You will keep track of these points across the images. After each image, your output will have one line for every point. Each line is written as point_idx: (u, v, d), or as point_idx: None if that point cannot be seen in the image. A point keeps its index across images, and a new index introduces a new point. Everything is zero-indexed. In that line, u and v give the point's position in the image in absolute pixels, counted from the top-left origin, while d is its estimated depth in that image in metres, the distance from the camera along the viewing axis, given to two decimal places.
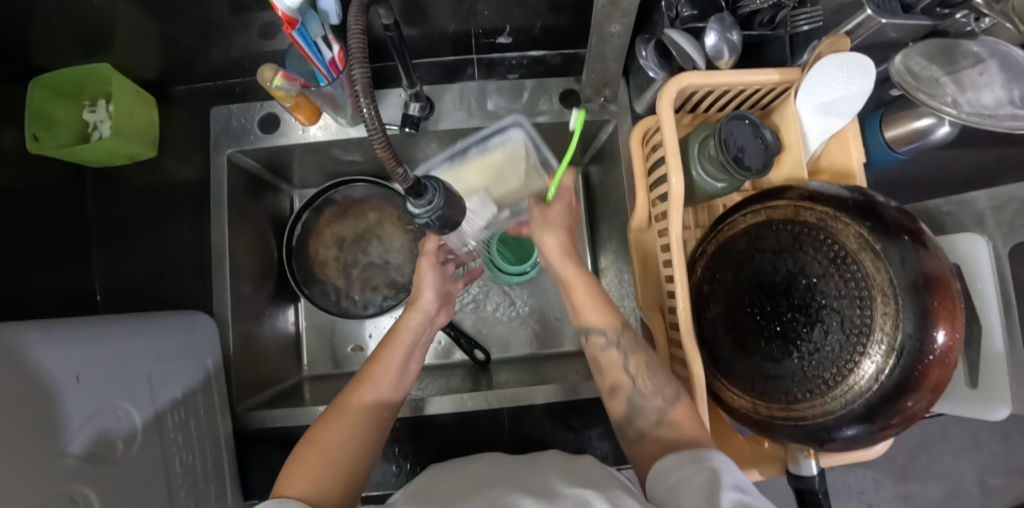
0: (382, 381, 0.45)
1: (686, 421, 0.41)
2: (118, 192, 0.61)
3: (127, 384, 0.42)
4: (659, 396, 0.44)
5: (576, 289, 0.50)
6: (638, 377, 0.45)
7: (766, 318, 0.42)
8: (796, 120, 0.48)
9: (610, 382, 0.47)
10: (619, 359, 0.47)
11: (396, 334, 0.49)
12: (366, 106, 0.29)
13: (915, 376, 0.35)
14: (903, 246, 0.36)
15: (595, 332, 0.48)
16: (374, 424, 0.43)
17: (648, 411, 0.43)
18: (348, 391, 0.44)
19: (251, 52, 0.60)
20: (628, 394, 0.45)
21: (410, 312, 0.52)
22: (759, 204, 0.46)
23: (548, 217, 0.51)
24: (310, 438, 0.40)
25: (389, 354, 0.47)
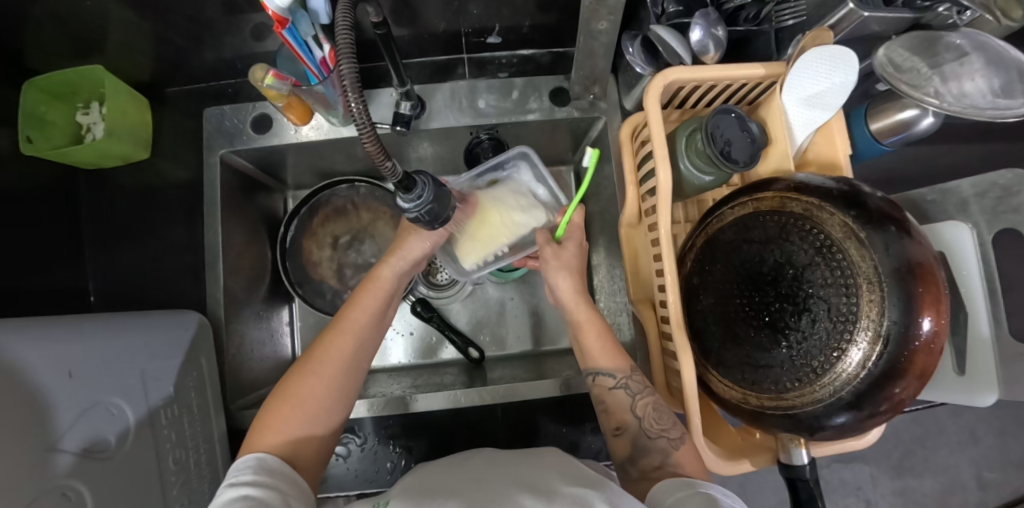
0: (356, 326, 0.46)
1: (692, 462, 0.43)
2: (111, 193, 0.62)
3: (119, 382, 0.42)
4: (664, 437, 0.44)
5: (588, 327, 0.50)
6: (645, 418, 0.46)
7: (755, 308, 0.42)
8: (782, 113, 0.49)
9: (616, 422, 0.47)
10: (627, 400, 0.47)
11: (374, 280, 0.50)
12: (355, 103, 0.29)
13: (900, 362, 0.36)
14: (888, 235, 0.38)
15: (604, 374, 0.48)
16: (351, 373, 0.45)
17: (653, 453, 0.44)
18: (321, 338, 0.46)
19: (243, 53, 0.60)
20: (636, 434, 0.46)
21: (391, 260, 0.51)
22: (747, 197, 0.47)
23: (561, 256, 0.51)
24: (283, 390, 0.43)
25: (365, 300, 0.48)
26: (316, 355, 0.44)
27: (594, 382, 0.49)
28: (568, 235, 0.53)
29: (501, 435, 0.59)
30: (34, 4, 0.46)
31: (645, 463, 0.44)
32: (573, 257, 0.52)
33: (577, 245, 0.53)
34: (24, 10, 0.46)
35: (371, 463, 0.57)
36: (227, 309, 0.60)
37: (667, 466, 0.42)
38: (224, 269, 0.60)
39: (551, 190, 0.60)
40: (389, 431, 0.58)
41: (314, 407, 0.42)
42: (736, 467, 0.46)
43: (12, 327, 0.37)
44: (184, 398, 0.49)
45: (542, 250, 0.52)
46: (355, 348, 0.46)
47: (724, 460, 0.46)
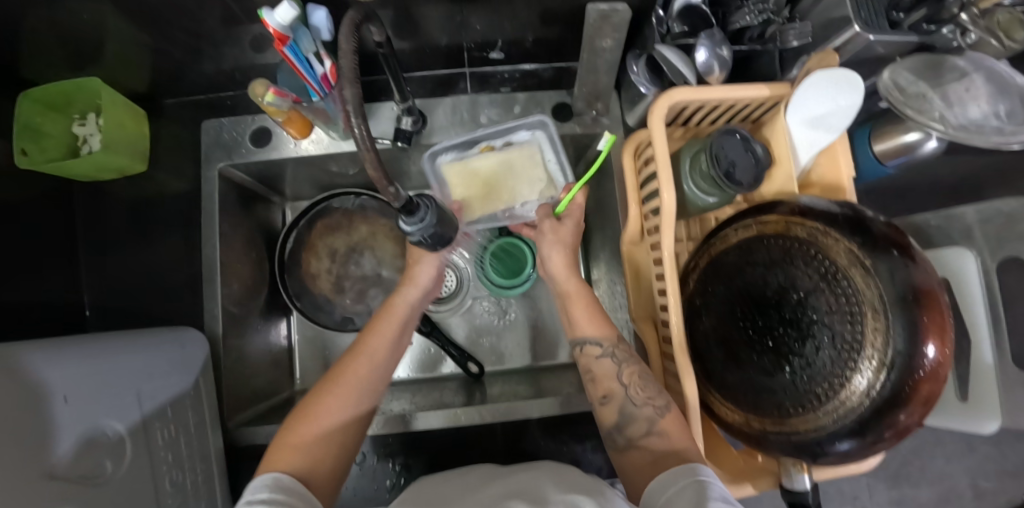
0: (374, 353, 0.47)
1: (677, 429, 0.42)
2: (107, 206, 0.61)
3: (116, 402, 0.42)
4: (650, 405, 0.44)
5: (576, 300, 0.51)
6: (632, 386, 0.46)
7: (758, 331, 0.43)
8: (786, 133, 0.48)
9: (601, 391, 0.47)
10: (614, 368, 0.47)
11: (391, 308, 0.51)
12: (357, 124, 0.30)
13: (903, 390, 0.35)
14: (893, 261, 0.37)
15: (592, 344, 0.49)
16: (366, 399, 0.45)
17: (639, 421, 0.44)
18: (340, 363, 0.46)
19: (243, 65, 0.60)
20: (622, 401, 0.45)
21: (408, 287, 0.52)
22: (751, 219, 0.47)
23: (559, 231, 0.53)
24: (302, 411, 0.42)
25: (382, 327, 0.49)
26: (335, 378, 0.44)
27: (581, 352, 0.50)
28: (567, 213, 0.54)
29: (501, 453, 0.58)
30: (31, 16, 0.45)
31: (631, 430, 0.44)
32: (568, 231, 0.53)
33: (575, 218, 0.54)
34: (21, 21, 0.45)
35: (370, 481, 0.57)
36: (225, 323, 0.59)
37: (653, 434, 0.42)
38: (222, 283, 0.59)
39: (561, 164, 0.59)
40: (389, 448, 0.57)
41: (331, 430, 0.41)
42: (738, 491, 0.46)
43: (7, 348, 0.36)
44: (179, 416, 0.48)
45: (541, 223, 0.54)
46: (371, 374, 0.46)
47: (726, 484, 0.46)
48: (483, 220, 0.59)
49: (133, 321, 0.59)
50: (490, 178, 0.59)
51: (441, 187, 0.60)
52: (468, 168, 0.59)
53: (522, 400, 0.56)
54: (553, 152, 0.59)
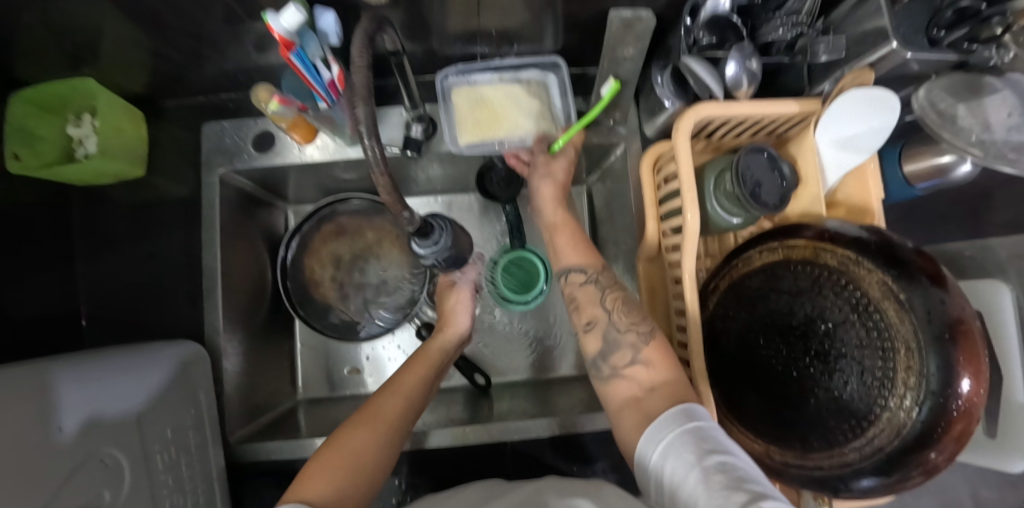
0: (407, 391, 0.48)
1: (663, 364, 0.40)
2: (105, 213, 0.59)
3: (116, 428, 0.40)
4: (634, 330, 0.43)
5: (563, 228, 0.52)
6: (614, 312, 0.45)
7: (782, 363, 0.41)
8: (815, 153, 0.46)
9: (587, 317, 0.46)
10: (596, 295, 0.46)
11: (425, 352, 0.55)
12: (370, 142, 0.29)
13: (936, 431, 0.33)
14: (929, 293, 0.34)
15: (576, 269, 0.48)
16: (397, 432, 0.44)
17: (623, 350, 0.42)
18: (374, 398, 0.47)
19: (246, 65, 0.57)
20: (605, 327, 0.44)
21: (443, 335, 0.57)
22: (776, 242, 0.45)
23: (552, 165, 0.54)
24: (330, 441, 0.41)
25: (417, 367, 0.52)
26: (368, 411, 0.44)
27: (565, 283, 0.49)
28: (562, 149, 0.54)
29: (510, 470, 0.57)
30: (22, 16, 0.42)
31: (616, 358, 0.42)
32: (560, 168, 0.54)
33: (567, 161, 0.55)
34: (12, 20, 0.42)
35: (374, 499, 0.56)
36: (227, 335, 0.57)
37: (638, 363, 0.41)
38: (224, 293, 0.57)
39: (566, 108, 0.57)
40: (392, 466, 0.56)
41: (356, 463, 0.39)
42: None
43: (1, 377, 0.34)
44: (179, 438, 0.46)
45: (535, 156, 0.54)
46: (401, 412, 0.46)
47: None
48: (483, 146, 0.55)
49: (132, 332, 0.57)
50: (496, 106, 0.54)
51: (446, 108, 0.56)
52: (474, 94, 0.54)
53: (517, 419, 0.55)
54: (560, 94, 0.57)
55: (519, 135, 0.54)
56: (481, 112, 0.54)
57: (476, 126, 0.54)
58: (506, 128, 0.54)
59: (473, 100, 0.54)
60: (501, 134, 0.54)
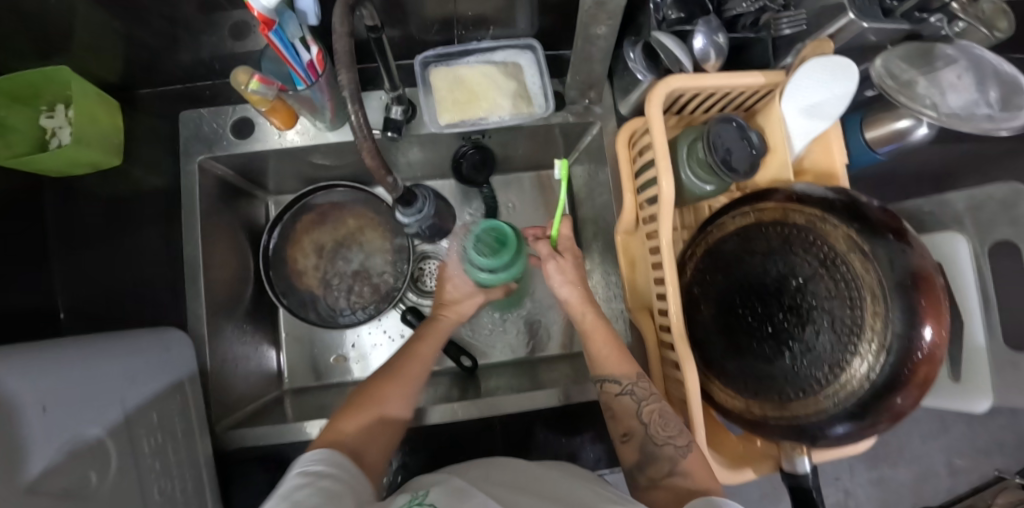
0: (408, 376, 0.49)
1: (699, 469, 0.42)
2: (79, 204, 0.58)
3: (100, 410, 0.39)
4: (672, 444, 0.44)
5: (595, 334, 0.51)
6: (651, 425, 0.46)
7: (758, 320, 0.43)
8: (780, 122, 0.48)
9: (623, 429, 0.47)
10: (633, 406, 0.47)
11: (427, 332, 0.54)
12: (356, 112, 0.30)
13: (903, 372, 0.35)
14: (890, 245, 0.37)
15: (610, 379, 0.49)
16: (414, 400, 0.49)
17: (661, 460, 0.43)
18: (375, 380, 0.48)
19: (223, 53, 0.57)
20: (642, 440, 0.45)
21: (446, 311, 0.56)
22: (748, 206, 0.46)
23: (564, 267, 0.54)
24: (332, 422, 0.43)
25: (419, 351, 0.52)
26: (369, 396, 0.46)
27: (599, 386, 0.50)
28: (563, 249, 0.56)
29: (500, 446, 0.57)
30: None
31: (653, 470, 0.44)
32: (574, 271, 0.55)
33: (574, 255, 0.57)
34: None
35: None
36: (211, 323, 0.57)
37: (676, 475, 0.42)
38: (206, 281, 0.57)
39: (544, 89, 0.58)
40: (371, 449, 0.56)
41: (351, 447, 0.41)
42: (738, 476, 0.46)
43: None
44: (166, 423, 0.46)
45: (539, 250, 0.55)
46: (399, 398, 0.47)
47: (727, 469, 0.46)
48: (465, 125, 0.56)
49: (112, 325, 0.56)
50: (474, 86, 0.56)
51: (426, 91, 0.57)
52: (452, 75, 0.56)
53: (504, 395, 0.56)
54: (536, 73, 0.58)
55: (496, 115, 0.56)
56: (460, 91, 0.55)
57: (455, 105, 0.55)
58: (485, 108, 0.56)
59: (452, 81, 0.55)
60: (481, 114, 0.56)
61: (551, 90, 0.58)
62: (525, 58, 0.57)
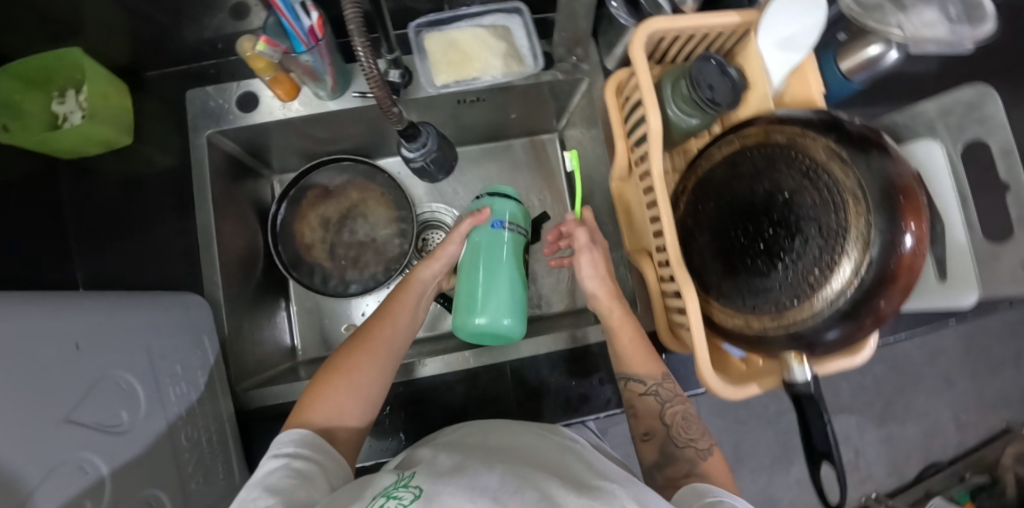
0: (391, 330, 0.49)
1: (718, 471, 0.46)
2: (91, 184, 0.59)
3: (127, 356, 0.41)
4: (693, 447, 0.49)
5: (622, 334, 0.54)
6: (673, 426, 0.51)
7: (751, 237, 0.45)
8: (758, 57, 0.51)
9: (644, 428, 0.52)
10: (657, 407, 0.52)
11: (407, 284, 0.52)
12: (365, 55, 0.34)
13: (889, 267, 0.37)
14: (868, 153, 0.39)
15: (636, 381, 0.53)
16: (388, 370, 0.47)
17: (680, 461, 0.48)
18: (360, 335, 0.48)
19: (226, 33, 0.59)
20: (664, 441, 0.50)
21: (426, 265, 0.53)
22: (733, 135, 0.50)
23: (596, 263, 0.55)
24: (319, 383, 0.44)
25: (399, 304, 0.50)
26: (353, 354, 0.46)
27: (625, 387, 0.54)
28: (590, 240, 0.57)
29: (512, 394, 0.59)
30: None
31: (672, 471, 0.48)
32: (599, 265, 0.55)
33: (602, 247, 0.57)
34: None
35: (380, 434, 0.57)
36: (225, 290, 0.59)
37: (695, 474, 0.46)
38: (219, 250, 0.59)
39: (532, 48, 0.61)
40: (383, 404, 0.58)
41: (343, 407, 0.43)
42: (744, 391, 0.47)
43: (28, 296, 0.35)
44: (189, 377, 0.48)
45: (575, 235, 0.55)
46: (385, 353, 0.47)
47: (733, 386, 0.47)
48: (458, 85, 0.59)
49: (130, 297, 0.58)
50: (467, 49, 0.59)
51: (421, 57, 0.59)
52: (445, 39, 0.59)
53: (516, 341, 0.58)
54: (525, 35, 0.60)
55: (487, 75, 0.59)
56: (453, 54, 0.59)
57: (450, 67, 0.59)
58: (479, 70, 0.59)
59: (446, 47, 0.59)
60: (475, 75, 0.59)
61: (539, 50, 0.60)
62: (514, 22, 0.60)
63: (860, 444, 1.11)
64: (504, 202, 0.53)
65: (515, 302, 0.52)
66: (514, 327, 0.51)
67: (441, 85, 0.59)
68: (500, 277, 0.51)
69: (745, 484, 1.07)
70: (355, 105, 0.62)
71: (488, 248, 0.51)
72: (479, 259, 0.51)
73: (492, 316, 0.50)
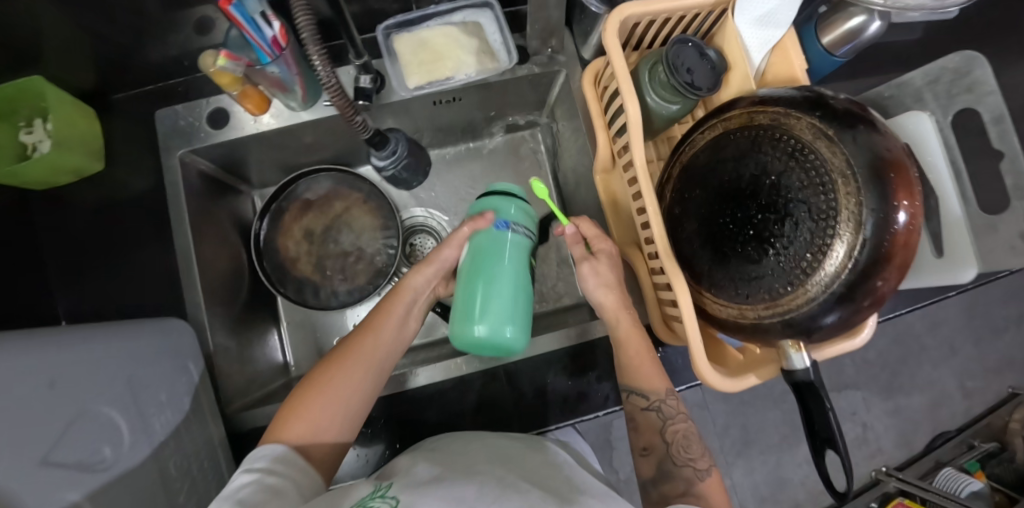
0: (381, 339, 0.47)
1: (716, 492, 0.48)
2: (66, 213, 0.58)
3: (110, 389, 0.40)
4: (691, 466, 0.50)
5: (629, 345, 0.53)
6: (674, 444, 0.51)
7: (739, 224, 0.43)
8: (736, 36, 0.50)
9: (644, 443, 0.53)
10: (659, 422, 0.53)
11: (400, 291, 0.49)
12: (322, 66, 0.34)
13: (883, 246, 0.37)
14: (855, 131, 0.39)
15: (638, 394, 0.53)
16: (374, 380, 0.46)
17: (677, 479, 0.49)
18: (349, 341, 0.46)
19: (193, 50, 0.58)
20: (662, 458, 0.51)
21: (419, 270, 0.50)
22: (715, 119, 0.48)
23: (600, 272, 0.53)
24: (303, 393, 0.43)
25: (391, 311, 0.48)
26: (341, 360, 0.45)
27: (628, 399, 0.54)
28: (597, 253, 0.54)
29: (508, 398, 0.58)
30: None
31: (668, 488, 0.49)
32: (610, 275, 0.53)
33: (611, 257, 0.54)
34: None
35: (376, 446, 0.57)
36: (211, 311, 0.58)
37: (690, 494, 0.47)
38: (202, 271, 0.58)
39: (506, 42, 0.59)
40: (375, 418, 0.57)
41: (327, 418, 0.42)
42: (742, 383, 0.46)
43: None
44: (177, 404, 0.47)
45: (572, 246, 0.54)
46: (373, 363, 0.46)
47: (730, 379, 0.46)
48: (432, 86, 0.58)
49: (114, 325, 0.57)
50: (438, 47, 0.57)
51: (392, 61, 0.58)
52: (415, 39, 0.57)
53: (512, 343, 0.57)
54: (496, 30, 0.58)
55: (461, 74, 0.58)
56: (424, 54, 0.57)
57: (421, 67, 0.57)
58: (452, 69, 0.57)
59: (416, 47, 0.57)
60: (448, 74, 0.57)
61: (513, 44, 0.59)
62: (485, 17, 0.58)
63: (866, 419, 1.09)
64: (507, 206, 0.46)
65: (519, 312, 0.44)
66: (519, 339, 0.44)
67: (419, 87, 0.57)
68: (503, 282, 0.44)
69: (753, 466, 1.06)
70: (330, 114, 0.60)
71: (489, 253, 0.44)
72: (481, 260, 0.44)
73: (495, 324, 0.43)
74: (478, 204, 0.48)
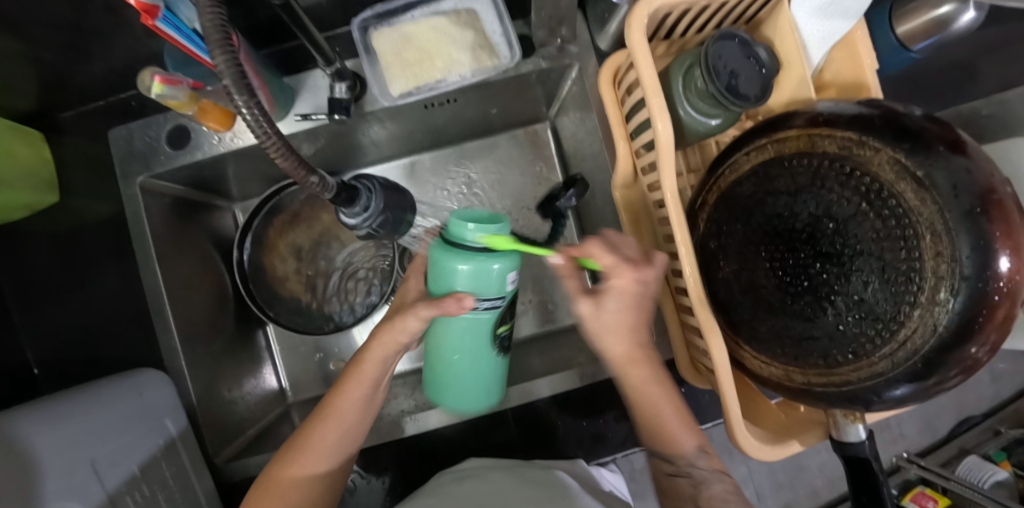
0: (345, 419, 0.42)
1: None
2: (25, 251, 0.53)
3: (63, 479, 0.36)
4: None
5: (645, 401, 0.42)
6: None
7: (792, 272, 0.37)
8: (793, 28, 0.41)
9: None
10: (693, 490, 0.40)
11: (359, 368, 0.42)
12: (252, 115, 0.24)
13: (979, 321, 0.28)
14: (951, 163, 0.29)
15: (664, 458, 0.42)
16: (337, 466, 0.43)
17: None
18: (309, 422, 0.43)
19: (139, 57, 0.48)
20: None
21: (375, 346, 0.42)
22: (764, 138, 0.39)
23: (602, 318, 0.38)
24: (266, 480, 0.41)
25: (351, 390, 0.42)
26: (309, 443, 0.41)
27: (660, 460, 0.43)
28: (604, 289, 0.38)
29: (516, 437, 0.56)
30: None
31: None
32: (616, 315, 0.39)
33: (621, 297, 0.38)
34: None
35: (381, 491, 0.55)
36: (189, 356, 0.53)
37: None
38: (176, 312, 0.52)
39: (505, 35, 0.49)
40: (379, 460, 0.55)
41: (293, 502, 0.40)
42: (784, 450, 0.41)
43: None
44: (150, 473, 0.43)
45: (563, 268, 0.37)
46: (339, 441, 0.43)
47: (771, 445, 0.41)
48: (421, 91, 0.49)
49: (93, 370, 0.53)
50: (425, 45, 0.48)
51: (370, 61, 0.49)
52: (397, 35, 0.47)
53: (533, 380, 0.53)
54: (495, 19, 0.48)
55: (455, 76, 0.48)
56: (410, 54, 0.48)
57: (408, 69, 0.48)
58: (443, 71, 0.48)
59: (402, 46, 0.48)
60: (439, 76, 0.48)
61: (514, 37, 0.49)
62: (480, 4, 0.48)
63: None
64: (463, 268, 0.34)
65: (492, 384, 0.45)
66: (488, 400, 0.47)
67: (415, 92, 0.49)
68: (478, 360, 0.42)
69: None
70: (300, 128, 0.51)
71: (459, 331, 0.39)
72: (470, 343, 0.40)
73: (474, 395, 0.45)
74: (441, 257, 0.35)
